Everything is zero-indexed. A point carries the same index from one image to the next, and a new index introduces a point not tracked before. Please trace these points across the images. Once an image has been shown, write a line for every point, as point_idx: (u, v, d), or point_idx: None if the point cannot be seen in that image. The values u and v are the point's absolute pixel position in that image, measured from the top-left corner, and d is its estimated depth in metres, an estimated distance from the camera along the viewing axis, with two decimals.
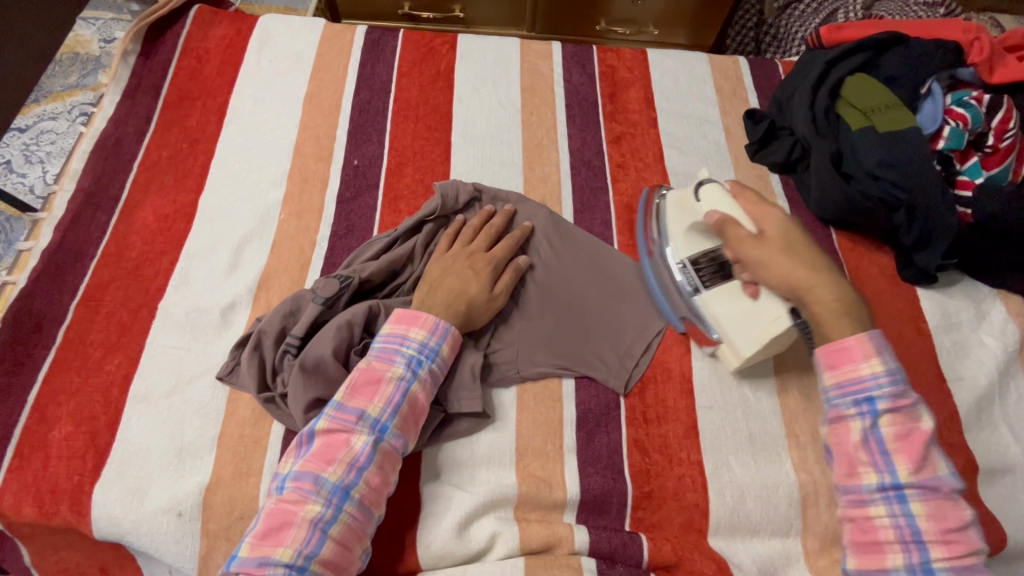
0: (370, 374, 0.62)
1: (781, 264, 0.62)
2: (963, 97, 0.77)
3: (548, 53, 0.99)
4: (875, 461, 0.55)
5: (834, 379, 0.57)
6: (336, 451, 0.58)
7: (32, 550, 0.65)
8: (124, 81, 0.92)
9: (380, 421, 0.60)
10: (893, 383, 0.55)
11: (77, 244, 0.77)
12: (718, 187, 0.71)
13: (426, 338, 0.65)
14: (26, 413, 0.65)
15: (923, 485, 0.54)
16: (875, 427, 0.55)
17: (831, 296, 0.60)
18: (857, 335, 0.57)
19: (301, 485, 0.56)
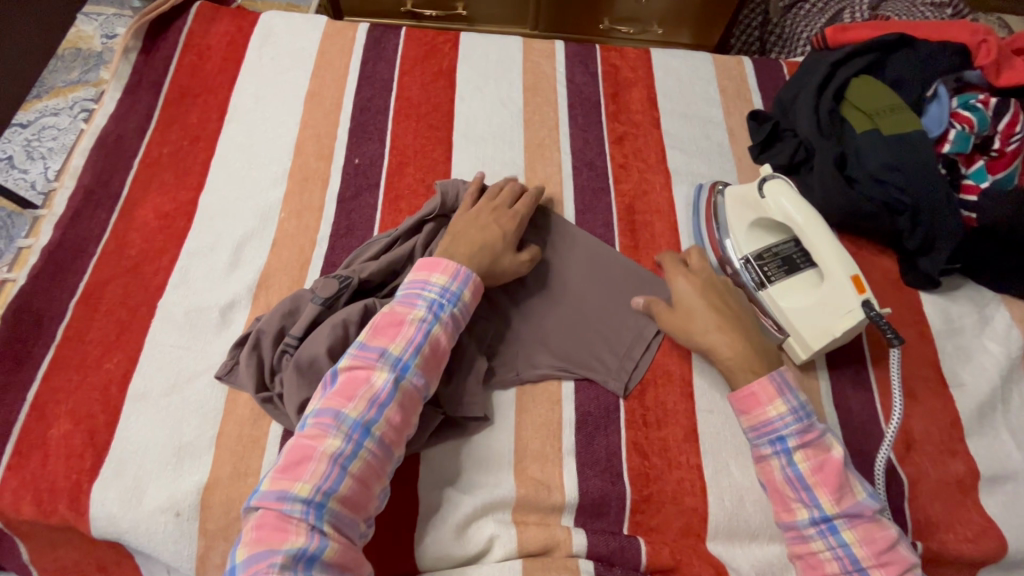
0: (393, 317, 0.62)
1: (690, 323, 0.67)
2: (969, 100, 0.76)
3: (551, 52, 0.99)
4: (802, 497, 0.60)
5: (747, 424, 0.62)
6: (358, 388, 0.58)
7: (31, 548, 0.65)
8: (125, 78, 0.92)
9: (402, 359, 0.60)
10: (797, 421, 0.60)
11: (77, 242, 0.77)
12: (783, 182, 0.72)
13: (447, 283, 0.64)
14: (25, 410, 0.65)
15: (847, 514, 0.58)
16: (791, 464, 0.60)
17: (729, 349, 0.65)
18: (760, 379, 0.62)
19: (322, 421, 0.56)
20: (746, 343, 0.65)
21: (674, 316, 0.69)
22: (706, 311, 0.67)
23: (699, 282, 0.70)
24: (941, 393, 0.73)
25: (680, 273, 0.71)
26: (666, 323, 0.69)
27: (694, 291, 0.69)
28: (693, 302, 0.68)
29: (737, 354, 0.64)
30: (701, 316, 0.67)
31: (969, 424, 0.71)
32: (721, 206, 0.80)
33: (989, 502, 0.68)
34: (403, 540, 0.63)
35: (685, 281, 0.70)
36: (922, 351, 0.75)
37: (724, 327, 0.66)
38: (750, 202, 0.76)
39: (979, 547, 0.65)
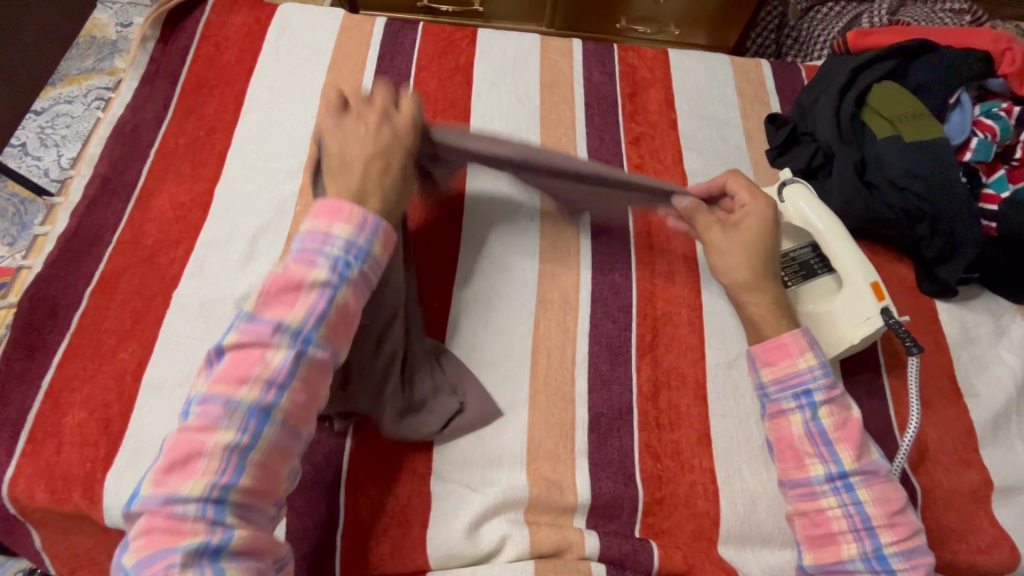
0: (287, 279, 0.53)
1: (742, 254, 0.67)
2: (992, 108, 0.77)
3: (569, 50, 0.98)
4: (820, 453, 0.60)
5: (773, 375, 0.62)
6: (250, 366, 0.50)
7: (43, 535, 0.65)
8: (142, 67, 0.92)
9: (302, 331, 0.52)
10: (826, 376, 0.61)
11: (92, 230, 0.77)
12: (803, 187, 0.71)
13: (352, 235, 0.56)
14: (40, 398, 0.65)
15: (865, 471, 0.59)
16: (815, 419, 0.60)
17: (764, 299, 0.65)
18: (794, 331, 0.63)
19: (208, 411, 0.49)
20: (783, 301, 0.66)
21: (731, 244, 0.67)
22: (760, 256, 0.66)
23: (771, 225, 0.68)
24: (956, 403, 0.72)
25: (759, 204, 0.68)
26: (714, 243, 0.68)
27: (764, 227, 0.67)
28: (753, 238, 0.67)
29: (768, 308, 0.65)
30: (754, 254, 0.66)
31: (983, 434, 0.71)
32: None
33: (1001, 513, 0.68)
34: (414, 538, 0.63)
35: (761, 214, 0.67)
36: (937, 360, 0.75)
37: (770, 280, 0.66)
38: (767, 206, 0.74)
39: (991, 558, 0.65)
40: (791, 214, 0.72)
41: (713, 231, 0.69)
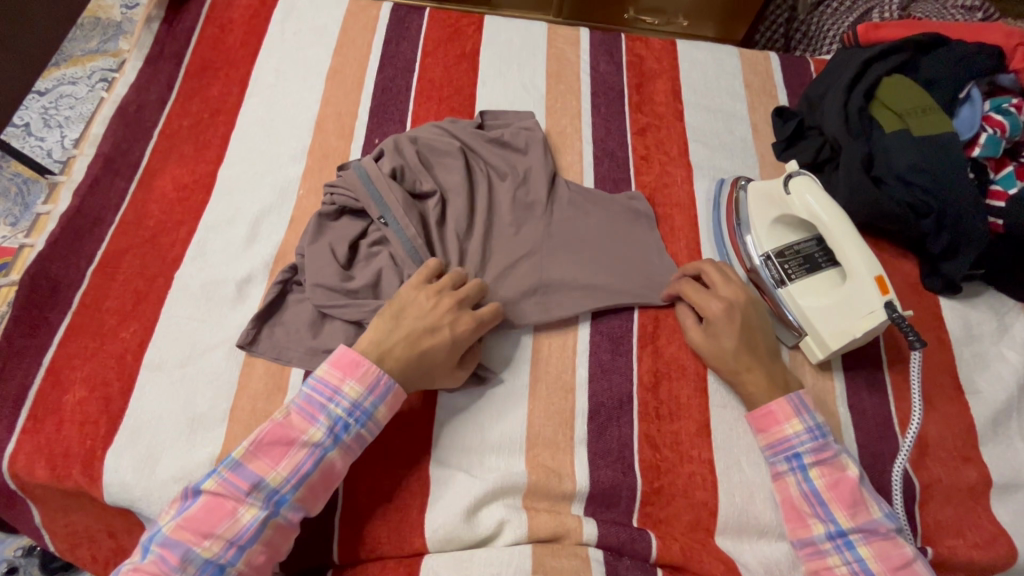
0: (283, 432, 0.57)
1: (720, 357, 0.67)
2: (1002, 104, 0.76)
3: (576, 39, 0.97)
4: (818, 512, 0.61)
5: (764, 441, 0.64)
6: (217, 522, 0.54)
7: (43, 511, 0.65)
8: (146, 48, 0.92)
9: (278, 492, 0.56)
10: (813, 438, 0.63)
11: (94, 210, 0.76)
12: (810, 179, 0.70)
13: (360, 396, 0.60)
14: (40, 375, 0.65)
15: (862, 529, 0.60)
16: (807, 480, 0.62)
17: (755, 385, 0.66)
18: (778, 400, 0.64)
19: (165, 557, 0.53)
20: (773, 375, 0.66)
21: (710, 346, 0.68)
22: (735, 353, 0.67)
23: (735, 318, 0.67)
24: (956, 399, 0.72)
25: (713, 303, 0.68)
26: (695, 343, 0.69)
27: (731, 324, 0.67)
28: (727, 336, 0.67)
29: (760, 390, 0.65)
30: (728, 353, 0.67)
31: (983, 431, 0.71)
32: (743, 202, 0.79)
33: (1000, 510, 0.68)
34: (413, 522, 0.63)
35: (722, 313, 0.67)
36: (939, 356, 0.75)
37: (753, 366, 0.66)
38: (774, 198, 0.75)
39: (989, 554, 0.65)
40: (797, 205, 0.70)
41: (692, 331, 0.69)
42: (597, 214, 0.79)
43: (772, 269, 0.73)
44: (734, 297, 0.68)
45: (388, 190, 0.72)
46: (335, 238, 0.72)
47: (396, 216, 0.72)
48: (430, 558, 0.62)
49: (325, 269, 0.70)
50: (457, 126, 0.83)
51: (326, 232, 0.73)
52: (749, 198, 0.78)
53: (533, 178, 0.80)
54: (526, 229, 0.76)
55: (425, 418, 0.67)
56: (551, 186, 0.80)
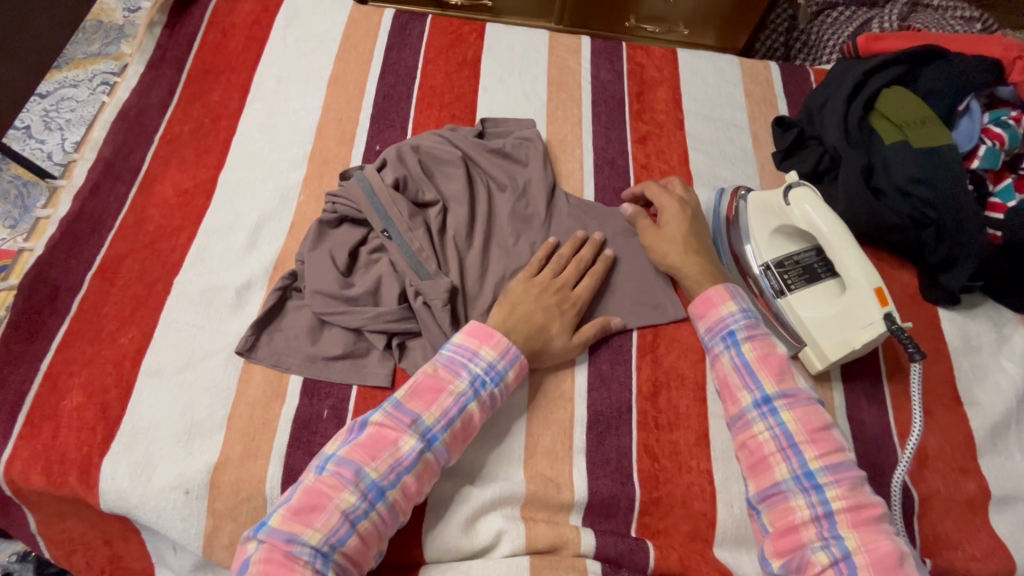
0: (434, 381, 0.60)
1: (669, 244, 0.74)
2: (1001, 116, 0.76)
3: (578, 47, 0.98)
4: (746, 383, 0.64)
5: (704, 327, 0.69)
6: (384, 447, 0.56)
7: (39, 517, 0.65)
8: (148, 53, 0.92)
9: (432, 430, 0.58)
10: (746, 318, 0.67)
11: (94, 215, 0.76)
12: (810, 190, 0.71)
13: (495, 359, 0.63)
14: (38, 381, 0.65)
15: (786, 395, 0.62)
16: (740, 354, 0.65)
17: (695, 270, 0.72)
18: (717, 286, 0.70)
19: (342, 472, 0.55)
20: (711, 267, 0.72)
21: (657, 237, 0.75)
22: (682, 239, 0.74)
23: (686, 212, 0.76)
24: (955, 410, 0.72)
25: (666, 198, 0.77)
26: (646, 237, 0.75)
27: (679, 215, 0.76)
28: (679, 227, 0.75)
29: (699, 275, 0.72)
30: (677, 238, 0.74)
31: (981, 442, 0.71)
32: (743, 210, 0.78)
33: (998, 522, 0.68)
34: (411, 531, 0.62)
35: (673, 204, 0.76)
36: (938, 367, 0.75)
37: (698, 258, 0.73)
38: (774, 208, 0.74)
39: (987, 566, 0.65)
40: (797, 216, 0.70)
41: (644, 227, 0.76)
42: (596, 226, 0.79)
43: (770, 279, 0.73)
44: (687, 201, 0.78)
45: (390, 201, 0.73)
46: (335, 245, 0.72)
47: (399, 230, 0.72)
48: (428, 569, 0.62)
49: (324, 276, 0.70)
50: (458, 135, 0.83)
51: (326, 239, 0.73)
52: (749, 207, 0.78)
53: (532, 188, 0.81)
54: (526, 240, 0.77)
55: None
56: (552, 198, 0.81)
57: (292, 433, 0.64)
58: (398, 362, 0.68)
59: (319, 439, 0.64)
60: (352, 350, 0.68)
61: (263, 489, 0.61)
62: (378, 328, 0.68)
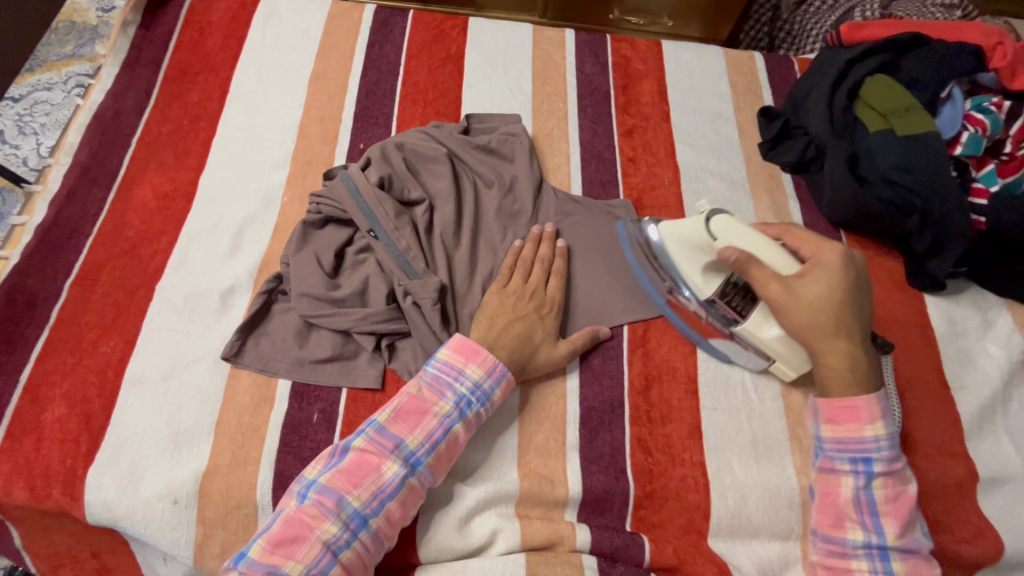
0: (418, 403, 0.60)
1: (817, 316, 0.60)
2: (983, 102, 0.77)
3: (562, 40, 0.97)
4: (863, 520, 0.58)
5: (833, 433, 0.60)
6: (365, 475, 0.56)
7: (23, 532, 0.64)
8: (122, 53, 0.89)
9: (415, 454, 0.58)
10: (891, 448, 0.58)
11: (72, 221, 0.75)
12: (729, 218, 0.66)
13: (481, 378, 0.62)
14: (18, 393, 0.64)
15: (905, 547, 0.57)
16: (867, 487, 0.58)
17: (836, 358, 0.60)
18: (868, 395, 0.59)
19: (322, 502, 0.54)
20: (858, 356, 0.60)
21: (796, 306, 0.61)
22: (830, 316, 0.60)
23: (849, 274, 0.61)
24: (942, 395, 0.73)
25: (829, 254, 0.62)
26: (784, 305, 0.61)
27: (839, 280, 0.61)
28: (831, 294, 0.61)
29: (847, 367, 0.60)
30: (824, 317, 0.60)
31: (970, 427, 0.71)
32: (654, 242, 0.74)
33: (986, 505, 0.68)
34: (405, 534, 0.62)
35: (838, 265, 0.61)
36: (926, 353, 0.75)
37: (846, 345, 0.60)
38: (694, 241, 0.69)
39: (976, 548, 0.66)
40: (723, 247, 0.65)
41: (771, 289, 0.62)
42: (585, 219, 0.79)
43: (717, 310, 0.69)
44: (847, 264, 0.62)
45: (376, 201, 0.72)
46: (320, 247, 0.71)
47: (385, 229, 0.71)
48: (424, 570, 0.61)
49: (310, 278, 0.69)
50: (442, 131, 0.82)
51: (311, 241, 0.72)
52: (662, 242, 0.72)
53: (519, 185, 0.80)
54: (512, 237, 0.76)
55: None
56: (539, 192, 0.80)
57: (281, 439, 0.63)
58: (388, 363, 0.68)
59: (310, 443, 0.63)
60: (342, 351, 0.67)
61: (255, 495, 0.60)
62: (367, 329, 0.67)
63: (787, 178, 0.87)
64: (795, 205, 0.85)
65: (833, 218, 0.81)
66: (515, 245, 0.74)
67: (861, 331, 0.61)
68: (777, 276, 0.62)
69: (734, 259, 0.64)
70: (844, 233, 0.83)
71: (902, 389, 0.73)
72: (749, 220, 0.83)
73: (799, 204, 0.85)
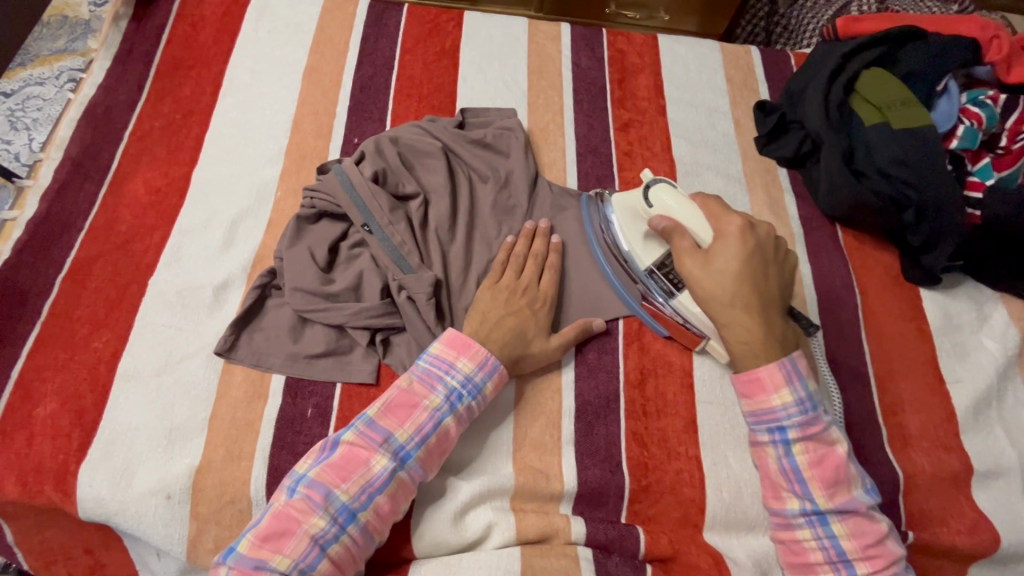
0: (408, 397, 0.59)
1: (719, 284, 0.61)
2: (979, 96, 0.77)
3: (557, 34, 0.97)
4: (796, 488, 0.58)
5: (746, 407, 0.60)
6: (354, 468, 0.55)
7: (16, 529, 0.63)
8: (114, 47, 0.89)
9: (404, 447, 0.57)
10: (802, 412, 0.58)
11: (63, 216, 0.74)
12: (667, 186, 0.68)
13: (472, 371, 0.61)
14: (9, 388, 0.63)
15: (841, 509, 0.57)
16: (789, 456, 0.58)
17: (739, 326, 0.60)
18: (770, 365, 0.59)
19: (311, 496, 0.54)
20: (763, 325, 0.60)
21: (702, 273, 0.62)
22: (732, 284, 0.61)
23: (750, 243, 0.62)
24: (938, 389, 0.73)
25: (733, 224, 0.63)
26: (691, 276, 0.63)
27: (741, 249, 0.62)
28: (732, 264, 0.61)
29: (751, 336, 0.60)
30: (729, 285, 0.61)
31: (965, 420, 0.71)
32: (609, 217, 0.75)
33: (981, 498, 0.69)
34: (400, 528, 0.62)
35: (738, 234, 0.62)
36: (921, 347, 0.75)
37: (750, 314, 0.60)
38: (641, 211, 0.71)
39: (970, 541, 0.66)
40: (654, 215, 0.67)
41: (684, 259, 0.63)
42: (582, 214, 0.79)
43: (656, 281, 0.70)
44: (753, 233, 0.63)
45: (370, 196, 0.71)
46: (314, 242, 0.71)
47: (380, 224, 0.71)
48: (419, 563, 0.61)
49: (304, 273, 0.68)
50: (437, 126, 0.82)
51: (305, 235, 0.72)
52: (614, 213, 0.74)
53: (514, 180, 0.79)
54: (507, 232, 0.76)
55: None
56: (535, 187, 0.80)
57: (275, 435, 0.62)
58: (382, 358, 0.67)
59: (304, 438, 0.63)
60: (337, 346, 0.67)
61: (248, 490, 0.60)
62: (360, 324, 0.67)
63: (782, 173, 0.87)
64: (791, 199, 0.85)
65: (829, 213, 0.80)
66: (507, 240, 0.73)
67: (770, 301, 0.61)
68: (691, 245, 0.63)
69: (661, 226, 0.66)
70: (840, 227, 0.83)
71: (898, 383, 0.73)
72: (745, 214, 0.82)
73: (795, 198, 0.85)
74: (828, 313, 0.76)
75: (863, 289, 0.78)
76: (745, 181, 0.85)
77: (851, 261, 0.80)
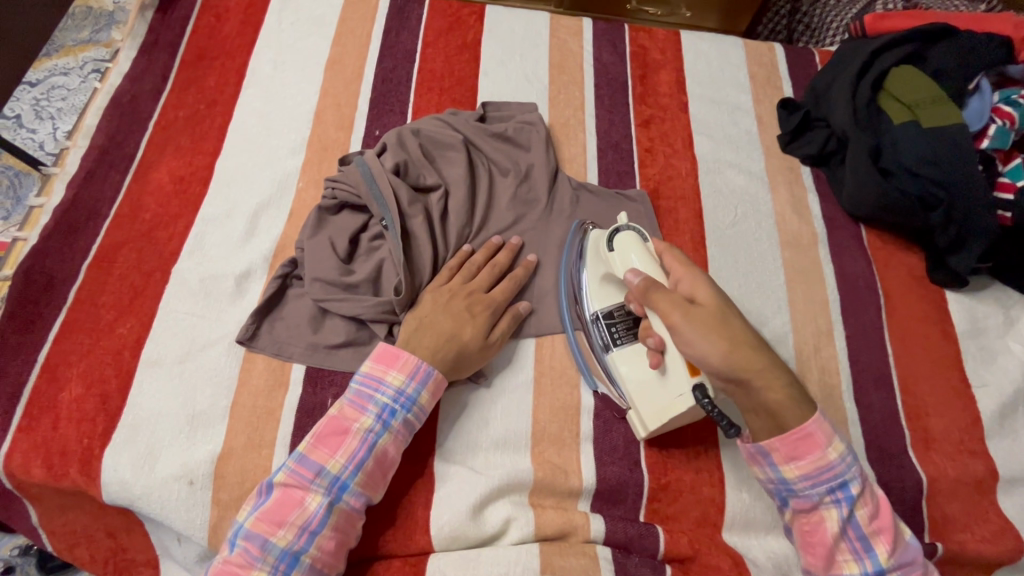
0: (337, 424, 0.58)
1: (732, 340, 0.54)
2: (1011, 95, 0.75)
3: (579, 29, 0.96)
4: (855, 549, 0.54)
5: (799, 471, 0.54)
6: (289, 512, 0.55)
7: (41, 510, 0.64)
8: (140, 37, 0.90)
9: (340, 478, 0.57)
10: (858, 463, 0.54)
11: (89, 203, 0.75)
12: (634, 236, 0.64)
13: (403, 384, 0.61)
14: (35, 372, 0.64)
15: (902, 567, 0.53)
16: (851, 515, 0.54)
17: (771, 379, 0.54)
18: (814, 417, 0.54)
19: (249, 549, 0.53)
20: (786, 373, 0.55)
21: (704, 330, 0.54)
22: (738, 335, 0.55)
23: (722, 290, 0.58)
24: (962, 394, 0.71)
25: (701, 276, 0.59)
26: (693, 334, 0.54)
27: (722, 298, 0.57)
28: (725, 314, 0.56)
29: (788, 388, 0.54)
30: (737, 340, 0.54)
31: (990, 426, 0.70)
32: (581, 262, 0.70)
33: (1006, 504, 0.67)
34: (417, 518, 0.62)
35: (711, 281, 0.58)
36: (946, 351, 0.74)
37: (771, 367, 0.54)
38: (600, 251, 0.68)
39: (994, 548, 0.65)
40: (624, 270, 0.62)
41: (678, 317, 0.55)
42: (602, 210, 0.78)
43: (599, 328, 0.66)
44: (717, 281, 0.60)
45: (390, 186, 0.71)
46: (335, 231, 0.71)
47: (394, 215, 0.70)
48: (437, 557, 0.61)
49: (324, 263, 0.68)
50: (459, 120, 0.81)
51: (326, 226, 0.72)
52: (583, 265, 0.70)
53: (535, 173, 0.79)
54: (525, 225, 0.76)
55: (434, 417, 0.66)
56: (554, 180, 0.79)
57: (295, 425, 0.63)
58: None
59: None
60: (357, 336, 0.67)
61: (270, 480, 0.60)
62: (380, 313, 0.66)
63: (806, 171, 0.86)
64: (813, 198, 0.84)
65: (853, 212, 0.80)
66: (466, 248, 0.71)
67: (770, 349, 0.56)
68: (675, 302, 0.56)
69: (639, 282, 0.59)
70: (864, 227, 0.81)
71: (921, 386, 0.72)
72: (767, 213, 0.81)
73: (818, 197, 0.84)
74: (851, 315, 0.75)
75: (887, 291, 0.77)
76: (768, 178, 0.84)
77: (874, 262, 0.79)
